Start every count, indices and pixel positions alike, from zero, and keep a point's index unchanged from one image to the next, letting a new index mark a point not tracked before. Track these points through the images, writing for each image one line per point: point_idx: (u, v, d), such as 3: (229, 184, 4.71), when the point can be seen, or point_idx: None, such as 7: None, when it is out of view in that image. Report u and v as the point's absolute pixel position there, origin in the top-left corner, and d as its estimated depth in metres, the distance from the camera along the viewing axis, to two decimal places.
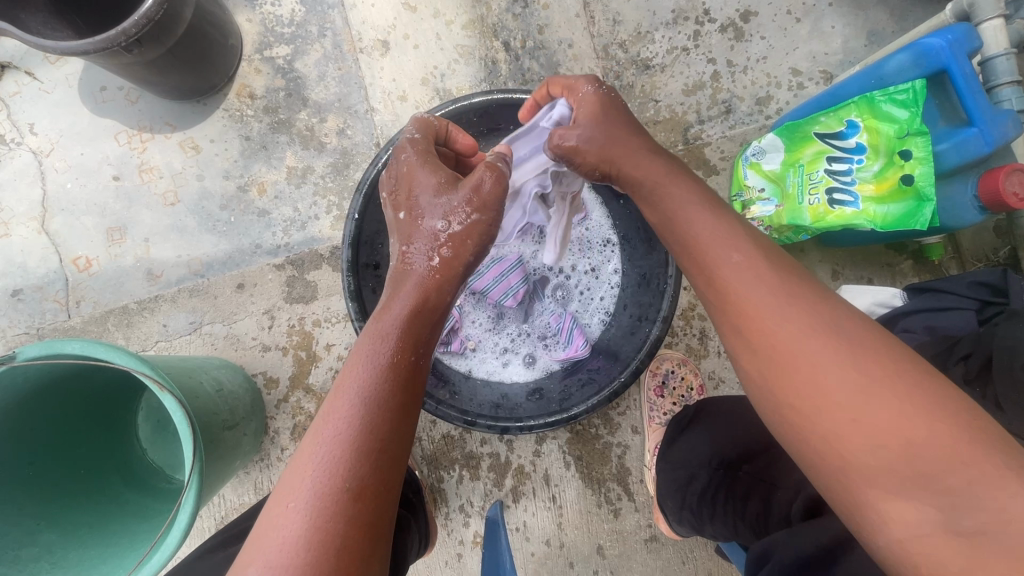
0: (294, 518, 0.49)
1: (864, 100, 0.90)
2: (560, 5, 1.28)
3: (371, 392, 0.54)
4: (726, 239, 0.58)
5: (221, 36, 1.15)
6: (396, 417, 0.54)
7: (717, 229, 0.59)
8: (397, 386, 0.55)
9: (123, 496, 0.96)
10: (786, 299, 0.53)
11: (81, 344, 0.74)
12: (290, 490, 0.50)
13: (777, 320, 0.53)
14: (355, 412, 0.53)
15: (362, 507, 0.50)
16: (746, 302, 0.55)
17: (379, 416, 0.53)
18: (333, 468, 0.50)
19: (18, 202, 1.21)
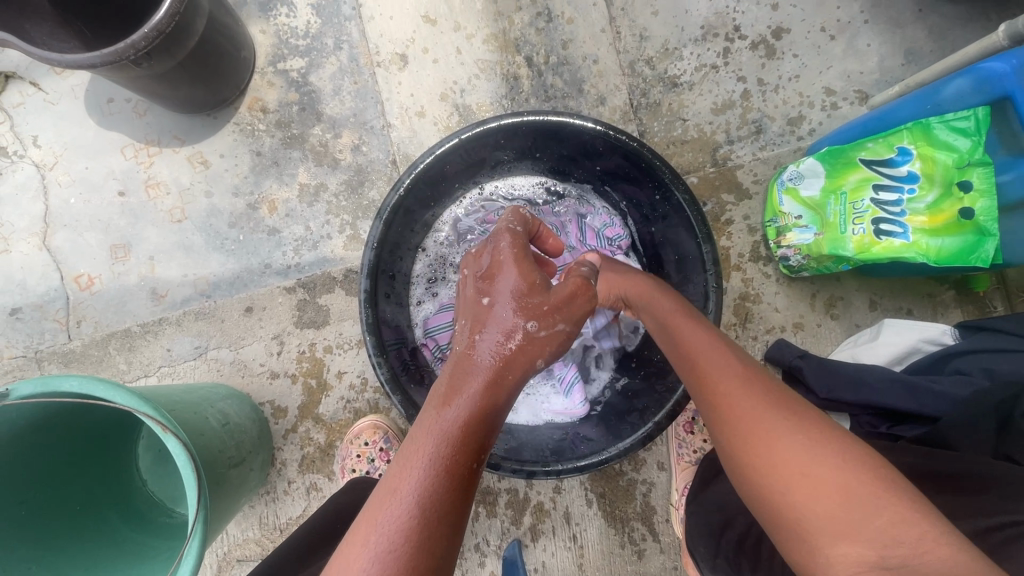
0: None
1: (918, 126, 0.84)
2: (585, 19, 1.23)
3: (430, 497, 0.49)
4: (714, 346, 0.64)
5: (234, 48, 1.10)
6: (456, 517, 0.50)
7: (705, 341, 0.65)
8: (460, 484, 0.51)
9: (121, 534, 0.90)
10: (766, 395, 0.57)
11: (79, 382, 0.68)
12: None
13: (758, 410, 0.56)
14: (418, 511, 0.48)
15: None
16: (732, 400, 0.58)
17: (437, 524, 0.48)
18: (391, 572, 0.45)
19: (19, 218, 1.16)
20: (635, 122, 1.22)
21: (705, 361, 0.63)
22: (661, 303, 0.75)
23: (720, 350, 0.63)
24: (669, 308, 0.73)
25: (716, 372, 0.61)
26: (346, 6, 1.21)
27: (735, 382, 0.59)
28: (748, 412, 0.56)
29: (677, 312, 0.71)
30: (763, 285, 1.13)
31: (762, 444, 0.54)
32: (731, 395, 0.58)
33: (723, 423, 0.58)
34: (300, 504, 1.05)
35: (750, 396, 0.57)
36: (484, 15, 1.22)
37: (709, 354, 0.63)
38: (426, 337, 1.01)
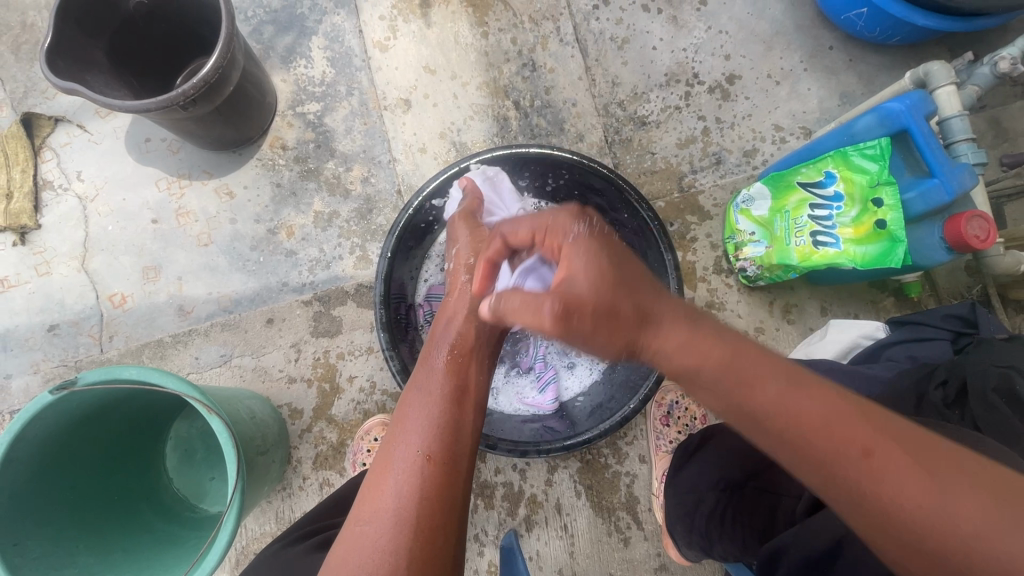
0: (389, 485, 0.61)
1: (838, 154, 1.02)
2: (564, 68, 1.42)
3: (426, 386, 0.72)
4: (838, 434, 0.48)
5: (260, 94, 1.27)
6: (459, 400, 0.71)
7: (817, 424, 0.49)
8: (458, 376, 0.74)
9: (153, 523, 0.99)
10: (934, 490, 0.45)
11: (139, 370, 0.80)
12: (381, 468, 0.64)
13: (879, 477, 0.47)
14: (431, 397, 0.70)
15: (433, 470, 0.62)
16: (904, 511, 0.46)
17: (433, 400, 0.70)
18: (421, 440, 0.65)
19: (61, 243, 1.29)
20: (610, 155, 1.39)
21: (840, 462, 0.48)
22: (731, 354, 0.54)
23: (858, 439, 0.48)
24: (741, 359, 0.53)
25: (852, 478, 0.48)
26: (357, 59, 1.39)
27: (898, 491, 0.46)
28: (927, 530, 0.45)
29: (760, 378, 0.52)
30: (727, 295, 1.28)
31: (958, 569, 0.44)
32: (891, 506, 0.46)
33: (892, 544, 0.47)
34: (314, 498, 1.16)
35: (926, 505, 0.45)
36: (477, 65, 1.41)
37: (837, 449, 0.48)
38: (424, 300, 1.15)
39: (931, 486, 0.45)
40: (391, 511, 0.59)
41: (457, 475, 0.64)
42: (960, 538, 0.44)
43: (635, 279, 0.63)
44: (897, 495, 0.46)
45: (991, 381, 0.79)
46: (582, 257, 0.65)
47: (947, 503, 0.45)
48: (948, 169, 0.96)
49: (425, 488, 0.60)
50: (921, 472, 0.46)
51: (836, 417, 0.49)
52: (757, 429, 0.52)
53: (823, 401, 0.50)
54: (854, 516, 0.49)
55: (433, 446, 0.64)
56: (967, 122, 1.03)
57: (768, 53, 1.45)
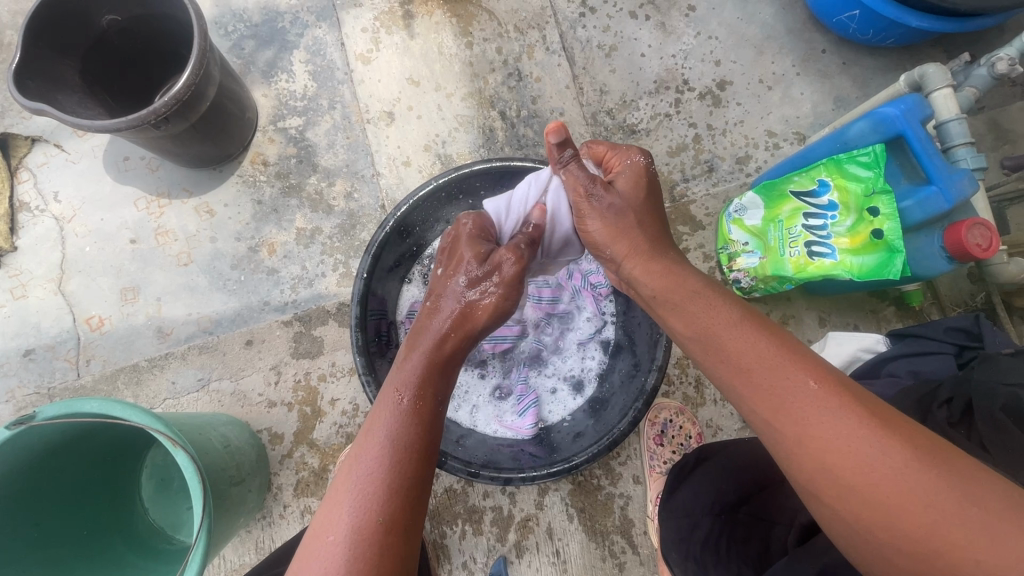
0: (337, 549, 0.54)
1: (831, 162, 0.99)
2: (551, 78, 1.39)
3: (399, 432, 0.62)
4: (788, 371, 0.56)
5: (239, 110, 1.24)
6: (428, 453, 0.63)
7: (768, 361, 0.57)
8: (426, 422, 0.65)
9: (126, 557, 0.95)
10: (860, 423, 0.52)
11: (100, 403, 0.77)
12: (329, 525, 0.56)
13: (769, 369, 0.57)
14: (393, 449, 0.61)
15: (393, 539, 0.56)
16: (824, 439, 0.52)
17: (407, 456, 0.61)
18: (375, 504, 0.57)
19: (37, 265, 1.26)
20: None
21: (783, 394, 0.55)
22: (707, 313, 0.64)
23: (805, 372, 0.56)
24: (720, 322, 0.62)
25: (787, 400, 0.55)
26: (339, 72, 1.36)
27: (827, 416, 0.53)
28: (840, 453, 0.51)
29: (727, 333, 0.61)
30: None
31: (861, 490, 0.50)
32: (812, 431, 0.53)
33: (803, 463, 0.54)
34: (295, 527, 1.13)
35: (850, 434, 0.51)
36: (462, 76, 1.38)
37: (779, 381, 0.56)
38: (406, 317, 1.12)
39: (859, 419, 0.52)
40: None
41: (412, 540, 0.57)
42: (864, 463, 0.50)
43: (651, 234, 0.75)
44: (826, 422, 0.53)
45: (999, 399, 0.73)
46: (625, 180, 0.78)
47: (870, 438, 0.51)
48: (946, 176, 0.92)
49: (380, 560, 0.54)
50: (854, 404, 0.53)
51: (778, 351, 0.58)
52: (711, 350, 0.62)
53: (783, 346, 0.58)
54: (776, 436, 0.56)
55: (390, 514, 0.57)
56: (965, 126, 0.99)
57: (759, 57, 1.42)
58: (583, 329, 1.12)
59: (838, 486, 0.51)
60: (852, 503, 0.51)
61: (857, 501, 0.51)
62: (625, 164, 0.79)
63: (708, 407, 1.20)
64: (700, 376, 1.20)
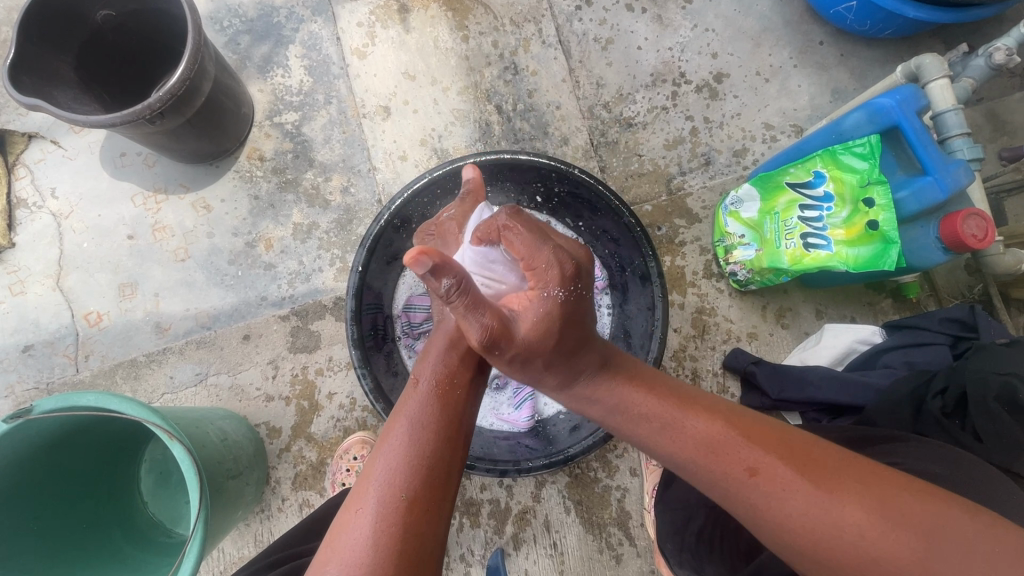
0: (362, 526, 0.53)
1: (827, 153, 0.98)
2: (547, 71, 1.39)
3: (422, 415, 0.62)
4: (736, 462, 0.56)
5: (235, 106, 1.24)
6: (453, 436, 0.62)
7: (706, 458, 0.57)
8: (451, 406, 0.64)
9: (125, 550, 0.96)
10: (815, 496, 0.52)
11: (96, 396, 0.77)
12: (357, 500, 0.56)
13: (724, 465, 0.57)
14: (418, 431, 0.60)
15: (415, 517, 0.54)
16: (791, 525, 0.52)
17: (429, 435, 0.60)
18: (399, 482, 0.56)
19: (35, 262, 1.26)
20: (596, 159, 1.35)
21: (735, 493, 0.56)
22: (635, 411, 0.63)
23: (745, 459, 0.56)
24: (648, 429, 0.62)
25: (741, 493, 0.55)
26: (335, 66, 1.36)
27: (784, 498, 0.53)
28: (811, 534, 0.51)
29: (659, 433, 0.61)
30: (717, 299, 1.25)
31: (845, 564, 0.50)
32: (778, 520, 0.53)
33: (788, 551, 0.54)
34: (293, 519, 1.14)
35: (808, 513, 0.52)
36: (458, 70, 1.38)
37: (725, 473, 0.56)
38: (402, 311, 1.11)
39: (811, 494, 0.52)
40: (359, 564, 0.50)
41: (435, 526, 0.55)
42: (829, 542, 0.50)
43: (562, 370, 0.64)
44: (784, 506, 0.53)
45: (993, 389, 0.74)
46: (531, 322, 0.61)
47: (827, 509, 0.51)
48: (942, 167, 0.91)
49: (404, 536, 0.53)
50: (798, 480, 0.53)
51: (721, 437, 0.58)
52: (659, 455, 0.62)
53: (713, 428, 0.59)
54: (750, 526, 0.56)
55: (415, 492, 0.55)
56: (963, 117, 0.99)
57: (756, 50, 1.42)
58: None
59: (827, 567, 0.51)
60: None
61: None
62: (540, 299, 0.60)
63: None
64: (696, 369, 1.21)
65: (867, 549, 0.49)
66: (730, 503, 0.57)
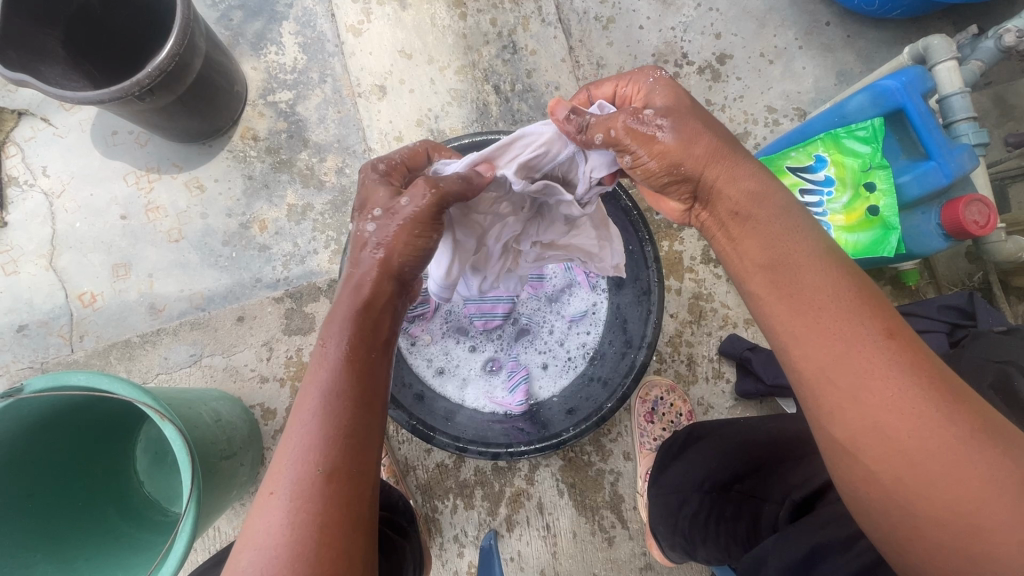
0: (279, 505, 0.50)
1: (829, 136, 0.96)
2: (546, 50, 1.36)
3: (335, 384, 0.55)
4: (864, 322, 0.50)
5: (228, 83, 1.21)
6: (370, 401, 0.56)
7: (844, 302, 0.51)
8: (365, 370, 0.57)
9: (121, 529, 0.97)
10: (933, 397, 0.47)
11: (87, 376, 0.76)
12: (273, 478, 0.52)
13: (850, 323, 0.50)
14: (328, 404, 0.54)
15: (336, 490, 0.51)
16: (885, 406, 0.48)
17: (341, 409, 0.54)
18: (314, 455, 0.52)
19: (27, 241, 1.25)
20: None
21: (856, 335, 0.50)
22: (789, 246, 0.55)
23: (878, 324, 0.50)
24: (798, 259, 0.54)
25: (853, 350, 0.50)
26: (330, 44, 1.33)
27: (895, 374, 0.48)
28: (895, 422, 0.47)
29: (809, 265, 0.54)
30: (714, 285, 1.24)
31: (912, 461, 0.47)
32: (868, 386, 0.49)
33: (847, 418, 0.50)
34: None
35: (917, 392, 0.47)
36: (455, 49, 1.35)
37: (848, 331, 0.50)
38: None
39: (933, 394, 0.47)
40: (277, 546, 0.49)
41: (359, 495, 0.53)
42: (926, 422, 0.46)
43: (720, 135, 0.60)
44: (891, 390, 0.48)
45: (988, 376, 0.73)
46: (658, 96, 0.62)
47: (937, 404, 0.47)
48: (946, 151, 0.90)
49: (323, 513, 0.50)
50: (925, 368, 0.48)
51: (855, 296, 0.52)
52: (784, 286, 0.54)
53: (866, 294, 0.52)
54: (826, 382, 0.51)
55: (331, 464, 0.52)
56: (969, 100, 0.97)
57: (761, 30, 1.38)
58: (576, 304, 1.11)
59: (885, 447, 0.48)
60: (896, 471, 0.48)
61: (902, 473, 0.47)
62: (650, 85, 0.63)
63: (699, 384, 1.21)
64: (692, 355, 1.21)
65: (955, 447, 0.46)
66: (826, 358, 0.51)
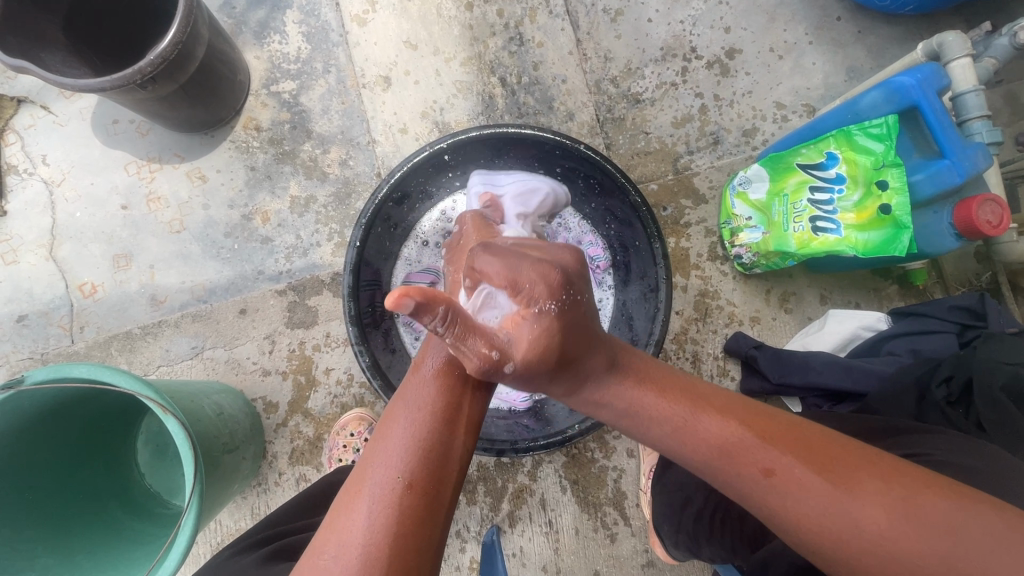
0: (360, 514, 0.52)
1: (841, 133, 0.95)
2: (553, 43, 1.34)
3: (423, 400, 0.60)
4: (746, 460, 0.54)
5: (231, 73, 1.20)
6: (453, 418, 0.60)
7: (698, 432, 0.57)
8: (451, 389, 0.61)
9: (123, 521, 0.96)
10: (824, 493, 0.50)
11: (89, 368, 0.75)
12: (357, 484, 0.55)
13: (738, 470, 0.54)
14: (415, 414, 0.59)
15: (413, 500, 0.53)
16: (797, 519, 0.51)
17: (427, 423, 0.58)
18: (397, 462, 0.55)
19: (27, 230, 1.24)
20: (601, 135, 1.32)
21: (741, 482, 0.54)
22: (655, 422, 0.59)
23: (759, 460, 0.53)
24: (664, 426, 0.58)
25: (753, 493, 0.54)
26: (334, 33, 1.31)
27: (796, 498, 0.51)
28: (824, 530, 0.50)
29: (651, 406, 0.59)
30: (720, 282, 1.23)
31: (852, 555, 0.49)
32: (779, 505, 0.52)
33: (793, 539, 0.53)
34: (290, 493, 1.15)
35: (824, 508, 0.50)
36: (461, 40, 1.33)
37: (738, 479, 0.54)
38: (401, 288, 1.10)
39: (823, 488, 0.51)
40: (359, 549, 0.50)
41: (435, 509, 0.54)
42: (848, 531, 0.49)
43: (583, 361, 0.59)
44: (792, 504, 0.51)
45: (1001, 377, 0.73)
46: (527, 340, 0.55)
47: (845, 508, 0.50)
48: (960, 150, 0.89)
49: (400, 521, 0.52)
50: (815, 479, 0.51)
51: (728, 434, 0.55)
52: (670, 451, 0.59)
53: (734, 431, 0.55)
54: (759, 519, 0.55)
55: (411, 475, 0.54)
56: (983, 98, 0.95)
57: (770, 25, 1.36)
58: None
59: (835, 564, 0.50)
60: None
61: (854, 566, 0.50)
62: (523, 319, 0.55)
63: None
64: (698, 353, 1.20)
65: (889, 542, 0.48)
66: (732, 489, 0.55)
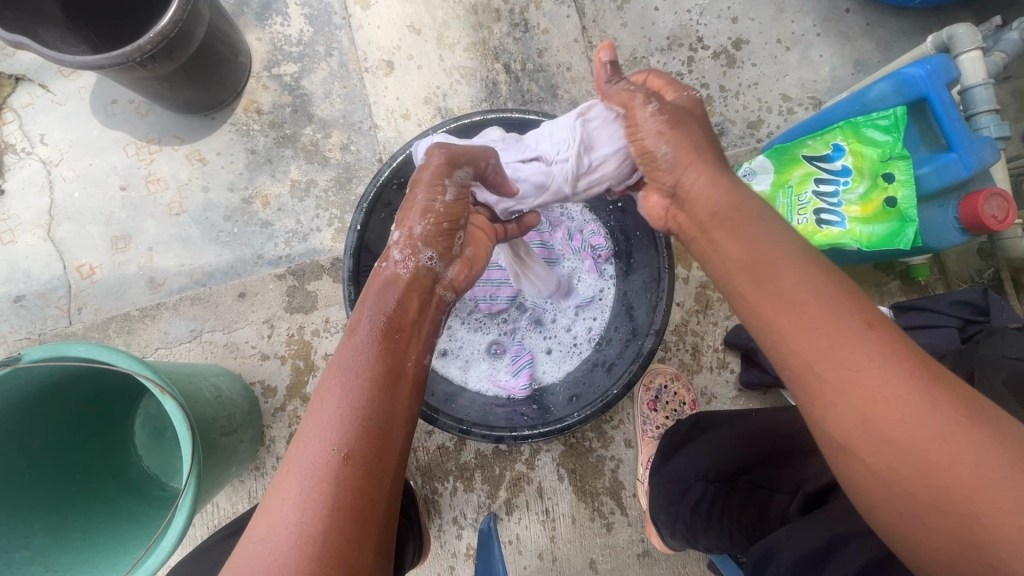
0: (294, 488, 0.51)
1: (848, 125, 0.94)
2: (559, 29, 1.32)
3: (361, 366, 0.58)
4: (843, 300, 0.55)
5: (232, 54, 1.18)
6: (393, 384, 0.59)
7: (825, 306, 0.48)
8: (389, 355, 0.60)
9: (119, 501, 0.96)
10: (953, 422, 0.42)
11: (87, 347, 0.75)
12: (292, 457, 0.53)
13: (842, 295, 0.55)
14: (350, 380, 0.57)
15: (352, 472, 0.52)
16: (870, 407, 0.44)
17: (364, 392, 0.56)
18: (333, 435, 0.53)
19: (25, 210, 1.23)
20: None
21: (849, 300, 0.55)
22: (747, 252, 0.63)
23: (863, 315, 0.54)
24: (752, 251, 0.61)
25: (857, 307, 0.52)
26: (337, 16, 1.30)
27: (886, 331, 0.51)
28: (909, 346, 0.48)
29: (788, 267, 0.51)
30: None
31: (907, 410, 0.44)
32: (869, 403, 0.44)
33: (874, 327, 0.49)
34: None
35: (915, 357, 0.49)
36: (465, 25, 1.31)
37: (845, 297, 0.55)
38: None
39: (954, 420, 0.42)
40: (293, 528, 0.49)
41: (375, 478, 0.53)
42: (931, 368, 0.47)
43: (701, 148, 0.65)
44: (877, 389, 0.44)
45: (1003, 372, 0.72)
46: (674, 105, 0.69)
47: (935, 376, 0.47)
48: (968, 143, 0.88)
49: (337, 495, 0.50)
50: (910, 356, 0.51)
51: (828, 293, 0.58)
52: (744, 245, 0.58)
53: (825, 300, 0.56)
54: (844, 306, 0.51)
55: (350, 447, 0.53)
56: (992, 91, 0.94)
57: (779, 16, 1.35)
58: (582, 288, 1.11)
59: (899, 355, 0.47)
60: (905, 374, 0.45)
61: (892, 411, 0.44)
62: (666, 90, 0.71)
63: (704, 374, 1.20)
64: (697, 345, 1.20)
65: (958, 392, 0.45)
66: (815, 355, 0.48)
